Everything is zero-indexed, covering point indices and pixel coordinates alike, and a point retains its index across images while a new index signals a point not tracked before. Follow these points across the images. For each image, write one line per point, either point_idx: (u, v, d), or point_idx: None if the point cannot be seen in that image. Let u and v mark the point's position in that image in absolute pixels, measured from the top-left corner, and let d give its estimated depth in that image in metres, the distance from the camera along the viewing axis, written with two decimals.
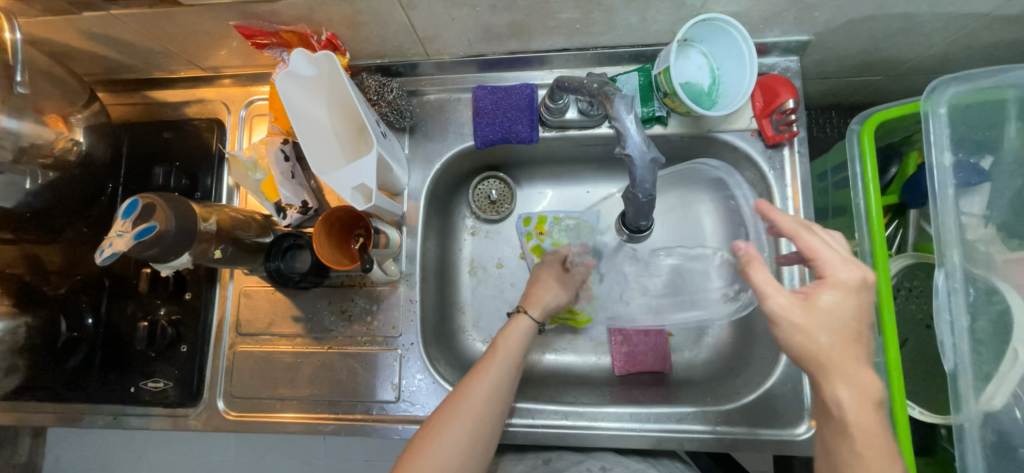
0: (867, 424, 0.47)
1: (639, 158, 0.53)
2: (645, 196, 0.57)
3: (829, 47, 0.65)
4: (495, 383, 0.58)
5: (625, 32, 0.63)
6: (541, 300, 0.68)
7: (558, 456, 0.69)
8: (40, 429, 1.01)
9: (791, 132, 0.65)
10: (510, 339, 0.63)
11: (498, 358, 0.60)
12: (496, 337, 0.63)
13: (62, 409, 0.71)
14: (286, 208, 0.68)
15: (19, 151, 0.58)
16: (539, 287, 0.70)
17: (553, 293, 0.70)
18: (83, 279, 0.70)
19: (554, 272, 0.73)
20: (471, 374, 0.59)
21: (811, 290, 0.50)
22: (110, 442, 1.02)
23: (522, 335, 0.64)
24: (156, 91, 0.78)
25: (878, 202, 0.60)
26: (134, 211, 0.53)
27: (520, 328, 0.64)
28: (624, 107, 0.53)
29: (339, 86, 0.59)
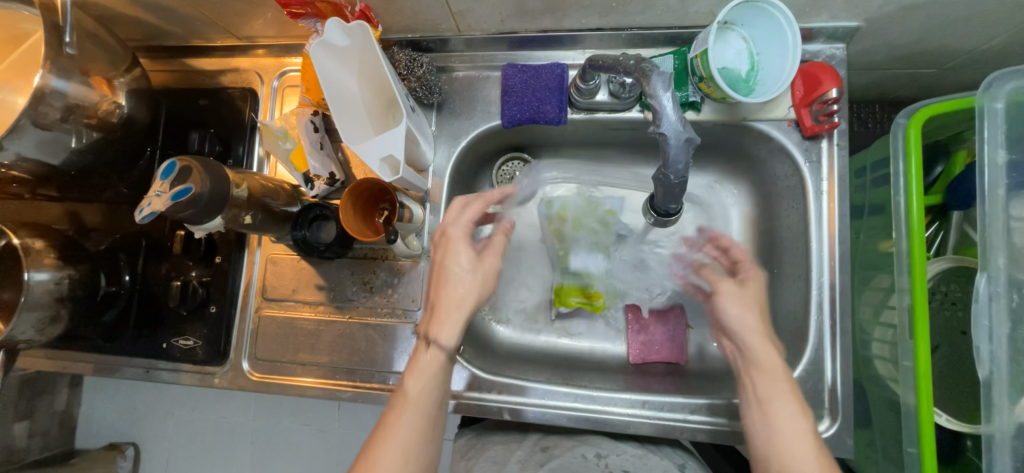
0: (792, 407, 0.51)
1: (675, 137, 0.51)
2: (676, 178, 0.55)
3: (879, 34, 0.62)
4: (412, 432, 0.51)
5: (663, 13, 0.61)
6: (453, 323, 0.55)
7: (555, 443, 0.69)
8: (76, 380, 1.07)
9: (832, 123, 0.62)
10: (418, 379, 0.54)
11: (409, 403, 0.53)
12: (404, 376, 0.55)
13: (101, 359, 0.75)
14: (315, 179, 0.69)
15: (66, 111, 0.60)
16: (448, 303, 0.56)
17: (465, 299, 0.56)
18: (122, 238, 0.74)
19: (461, 261, 0.58)
20: (379, 428, 0.52)
21: (749, 277, 0.60)
22: (142, 397, 1.08)
23: (432, 372, 0.55)
24: (192, 58, 0.79)
25: (921, 201, 0.57)
26: (171, 173, 0.55)
27: (428, 362, 0.55)
28: (660, 84, 0.51)
29: (371, 58, 0.59)
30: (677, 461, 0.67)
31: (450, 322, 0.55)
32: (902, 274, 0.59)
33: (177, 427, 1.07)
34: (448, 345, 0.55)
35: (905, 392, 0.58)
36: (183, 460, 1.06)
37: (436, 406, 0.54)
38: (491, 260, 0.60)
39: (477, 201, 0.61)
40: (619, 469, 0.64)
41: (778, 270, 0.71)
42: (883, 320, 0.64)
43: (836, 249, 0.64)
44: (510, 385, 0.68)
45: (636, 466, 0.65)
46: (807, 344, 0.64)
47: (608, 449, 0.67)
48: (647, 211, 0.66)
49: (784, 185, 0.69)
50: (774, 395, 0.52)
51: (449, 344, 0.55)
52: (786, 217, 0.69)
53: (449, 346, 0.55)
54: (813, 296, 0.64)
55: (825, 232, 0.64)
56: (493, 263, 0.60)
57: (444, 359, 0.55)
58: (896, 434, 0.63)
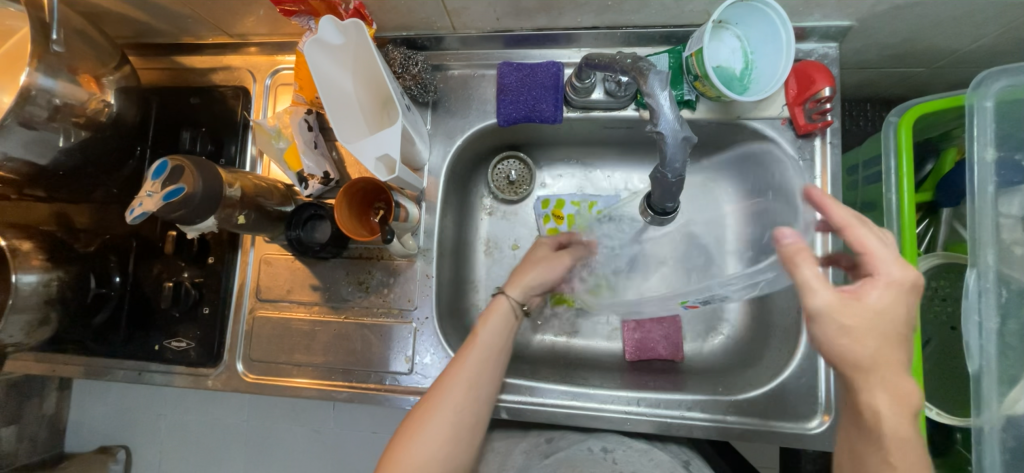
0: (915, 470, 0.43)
1: (672, 136, 0.51)
2: (673, 176, 0.55)
3: (871, 34, 0.62)
4: (477, 370, 0.59)
5: (658, 11, 0.61)
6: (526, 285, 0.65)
7: (560, 437, 0.69)
8: (64, 383, 1.06)
9: (826, 121, 0.63)
10: (489, 325, 0.62)
11: (477, 347, 0.60)
12: (477, 323, 0.62)
13: (90, 362, 0.74)
14: (309, 178, 0.68)
15: (55, 110, 0.59)
16: (523, 266, 0.67)
17: (536, 271, 0.66)
18: (111, 240, 0.72)
19: (545, 249, 0.69)
20: (453, 362, 0.60)
21: (856, 289, 0.46)
22: (133, 399, 1.06)
23: (503, 320, 0.62)
24: (183, 56, 0.78)
25: (912, 198, 0.58)
26: (163, 173, 0.54)
27: (499, 313, 0.62)
28: (658, 83, 0.50)
29: (366, 57, 0.59)
30: (681, 457, 0.67)
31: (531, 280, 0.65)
32: None
33: (169, 431, 1.05)
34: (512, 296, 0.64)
35: None
36: (175, 464, 1.05)
37: (502, 350, 0.61)
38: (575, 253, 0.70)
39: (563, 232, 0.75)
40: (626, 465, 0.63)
41: None
42: None
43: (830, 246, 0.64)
44: (507, 384, 0.68)
45: (641, 461, 0.64)
46: (801, 340, 0.64)
47: (614, 442, 0.67)
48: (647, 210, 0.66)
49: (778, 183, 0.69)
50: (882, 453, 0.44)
51: (518, 298, 0.64)
52: None
53: (513, 296, 0.64)
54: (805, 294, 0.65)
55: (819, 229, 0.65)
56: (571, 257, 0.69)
57: (511, 313, 0.63)
58: None
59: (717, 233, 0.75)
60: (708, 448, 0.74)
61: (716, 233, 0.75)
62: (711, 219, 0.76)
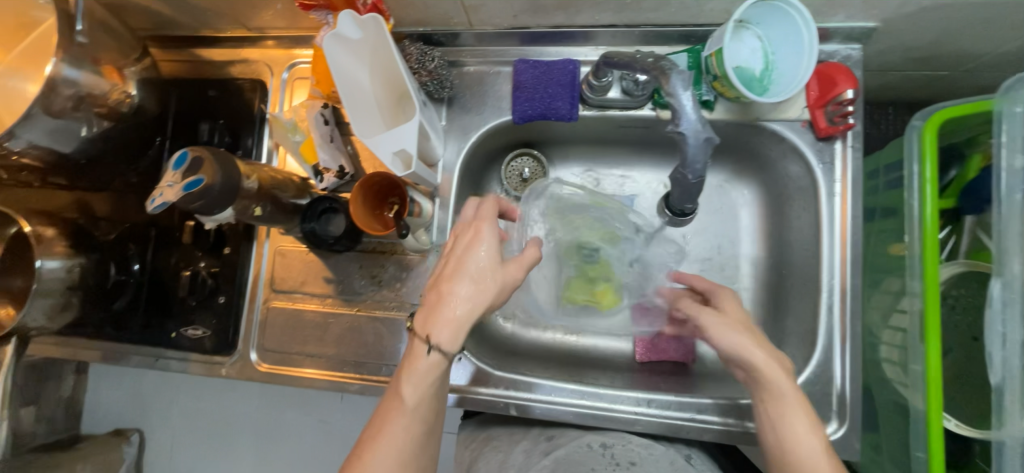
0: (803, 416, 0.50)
1: (694, 136, 0.50)
2: (694, 177, 0.55)
3: (897, 35, 0.61)
4: (406, 441, 0.51)
5: (678, 10, 0.60)
6: (453, 324, 0.51)
7: (561, 434, 0.68)
8: (82, 367, 1.09)
9: (847, 124, 0.61)
10: (414, 382, 0.51)
11: (404, 414, 0.51)
12: (399, 377, 0.52)
13: (107, 347, 0.75)
14: (324, 172, 0.70)
15: (78, 100, 0.60)
16: (454, 300, 0.51)
17: (476, 310, 0.51)
18: (132, 228, 0.73)
19: (484, 259, 0.53)
20: (375, 430, 0.51)
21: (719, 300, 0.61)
22: (146, 385, 1.09)
23: (428, 374, 0.51)
24: (202, 48, 0.79)
25: (935, 205, 0.57)
26: (183, 163, 0.55)
27: (424, 363, 0.51)
28: (680, 83, 0.50)
29: (384, 51, 0.59)
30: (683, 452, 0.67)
31: (457, 315, 0.51)
32: (913, 279, 0.59)
33: (180, 418, 1.08)
34: (448, 350, 0.51)
35: (914, 396, 0.58)
36: (185, 449, 1.08)
37: (432, 408, 0.53)
38: (512, 265, 0.55)
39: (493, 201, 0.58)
40: (624, 460, 0.63)
41: (787, 269, 0.71)
42: (892, 324, 0.64)
43: (848, 252, 0.63)
44: (517, 381, 0.68)
45: (642, 456, 0.64)
46: (817, 345, 0.63)
47: (615, 436, 0.66)
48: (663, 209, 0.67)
49: (795, 186, 0.68)
50: (786, 409, 0.51)
51: (448, 348, 0.51)
52: (798, 218, 0.69)
53: (450, 351, 0.51)
54: (823, 299, 0.64)
55: (837, 234, 0.64)
56: (516, 273, 0.55)
57: (442, 362, 0.51)
58: (903, 438, 0.62)
59: (732, 236, 0.77)
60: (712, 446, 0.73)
61: (732, 236, 0.77)
62: (727, 222, 0.77)
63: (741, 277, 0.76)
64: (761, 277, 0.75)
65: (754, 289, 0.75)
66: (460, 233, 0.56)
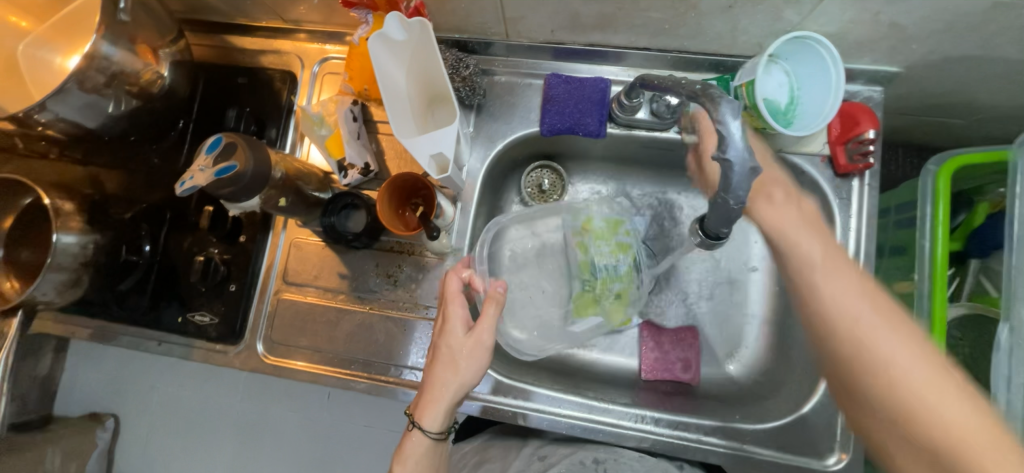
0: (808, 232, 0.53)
1: (741, 167, 0.42)
2: (736, 204, 0.45)
3: (916, 81, 0.64)
4: None
5: (712, 39, 0.62)
6: (433, 406, 0.56)
7: (552, 452, 0.69)
8: (62, 346, 1.06)
9: (867, 163, 0.63)
10: (404, 464, 0.56)
11: None
12: (393, 465, 0.57)
13: (100, 326, 0.75)
14: (348, 167, 0.69)
15: (112, 77, 0.60)
16: (426, 390, 0.56)
17: (449, 390, 0.56)
18: (146, 207, 0.72)
19: (451, 338, 0.57)
20: None
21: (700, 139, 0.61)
22: (129, 369, 1.06)
23: (416, 454, 0.56)
24: (233, 36, 0.79)
25: (946, 247, 0.59)
26: (216, 149, 0.55)
27: (411, 445, 0.56)
28: (730, 112, 0.42)
29: (425, 55, 0.60)
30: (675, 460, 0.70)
31: (430, 401, 0.56)
32: (921, 316, 0.60)
33: (160, 405, 1.05)
34: (433, 431, 0.56)
35: None
36: (163, 439, 1.05)
37: None
38: (472, 338, 0.57)
39: (449, 274, 0.61)
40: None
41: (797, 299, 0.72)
42: None
43: None
44: (525, 391, 0.68)
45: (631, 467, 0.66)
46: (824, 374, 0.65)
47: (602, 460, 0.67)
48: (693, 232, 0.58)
49: None
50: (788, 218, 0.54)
51: (433, 431, 0.56)
52: None
53: (433, 431, 0.56)
54: None
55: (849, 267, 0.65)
56: (485, 338, 0.57)
57: (424, 441, 0.56)
58: None
59: (742, 262, 0.79)
60: (697, 464, 0.74)
61: (742, 261, 0.79)
62: (738, 248, 0.79)
63: (749, 303, 0.78)
64: (770, 303, 0.76)
65: (763, 315, 0.77)
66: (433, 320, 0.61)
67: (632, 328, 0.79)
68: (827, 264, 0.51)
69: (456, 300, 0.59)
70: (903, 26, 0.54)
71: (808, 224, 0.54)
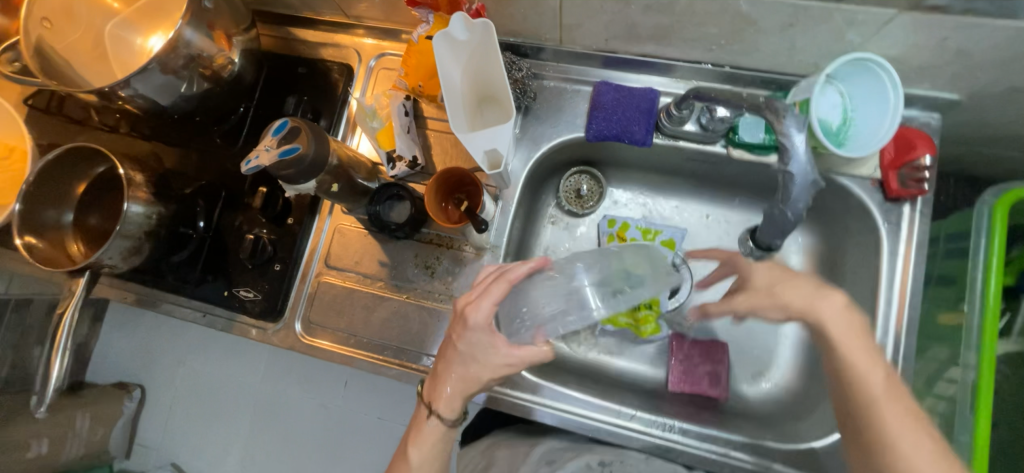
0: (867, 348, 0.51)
1: (803, 174, 0.57)
2: (793, 213, 0.60)
3: (977, 110, 0.62)
4: None
5: (767, 56, 0.63)
6: (449, 395, 0.57)
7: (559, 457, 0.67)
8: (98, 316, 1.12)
9: (921, 190, 0.62)
10: (421, 446, 0.58)
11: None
12: (408, 442, 0.59)
13: (147, 293, 0.79)
14: (397, 159, 0.72)
15: (189, 59, 0.64)
16: (445, 380, 0.57)
17: (466, 386, 0.57)
18: (204, 185, 0.76)
19: (477, 341, 0.56)
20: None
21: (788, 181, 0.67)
22: (158, 343, 1.11)
23: (432, 437, 0.58)
24: (296, 28, 0.83)
25: (999, 281, 0.59)
26: (283, 131, 0.58)
27: (426, 426, 0.58)
28: (794, 126, 0.58)
29: (484, 54, 0.62)
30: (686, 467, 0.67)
31: (447, 391, 0.57)
32: (968, 349, 0.60)
33: (185, 381, 1.09)
34: (447, 417, 0.58)
35: None
36: (184, 413, 1.08)
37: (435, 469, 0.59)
38: (502, 352, 0.56)
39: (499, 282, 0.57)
40: None
41: None
42: (936, 392, 0.64)
43: (908, 312, 0.63)
44: (553, 391, 0.69)
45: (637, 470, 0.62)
46: None
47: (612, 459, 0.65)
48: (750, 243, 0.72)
49: (855, 241, 0.69)
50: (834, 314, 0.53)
51: (448, 417, 0.57)
52: (853, 273, 0.69)
53: (449, 419, 0.58)
54: None
55: (894, 294, 0.64)
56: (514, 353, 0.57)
57: (439, 427, 0.58)
58: None
59: None
60: None
61: None
62: (776, 267, 0.78)
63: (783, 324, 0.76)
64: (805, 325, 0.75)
65: (796, 338, 0.75)
66: (455, 326, 0.58)
67: (661, 339, 0.79)
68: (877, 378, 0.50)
69: (490, 309, 0.56)
70: (970, 53, 0.54)
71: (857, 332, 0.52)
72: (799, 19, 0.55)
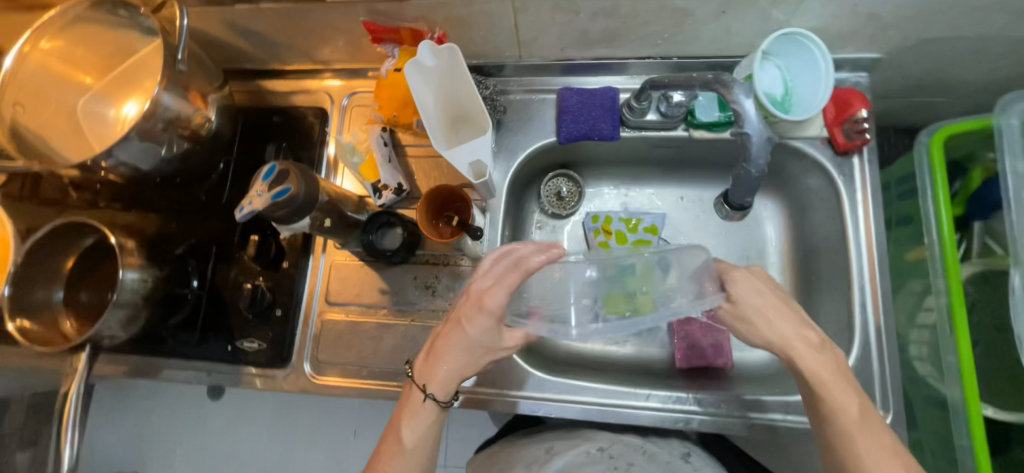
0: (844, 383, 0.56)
1: (758, 136, 0.60)
2: (756, 171, 0.63)
3: (897, 65, 0.70)
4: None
5: (708, 44, 0.69)
6: (445, 376, 0.61)
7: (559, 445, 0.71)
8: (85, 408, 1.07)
9: (863, 140, 0.68)
10: (412, 423, 0.60)
11: (401, 450, 0.59)
12: (398, 419, 0.61)
13: (143, 362, 0.77)
14: (383, 189, 0.75)
15: (168, 122, 0.66)
16: (443, 361, 0.61)
17: (461, 370, 0.62)
18: (194, 244, 0.76)
19: (479, 329, 0.61)
20: (377, 456, 0.60)
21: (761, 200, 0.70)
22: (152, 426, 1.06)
23: (423, 416, 0.61)
24: (265, 81, 0.86)
25: (949, 210, 0.64)
26: (271, 175, 0.60)
27: (420, 407, 0.61)
28: (742, 92, 0.60)
29: (453, 77, 0.66)
30: (682, 451, 0.72)
31: (444, 372, 0.61)
32: (937, 277, 0.65)
33: (186, 460, 1.05)
34: (442, 399, 0.61)
35: (950, 389, 0.63)
36: None
37: (426, 451, 0.61)
38: (506, 339, 0.64)
39: (511, 271, 0.61)
40: (624, 462, 0.68)
41: (816, 276, 0.76)
42: (920, 322, 0.69)
43: (877, 252, 0.68)
44: (570, 384, 0.71)
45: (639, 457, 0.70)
46: (854, 341, 0.67)
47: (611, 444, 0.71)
48: (722, 204, 0.81)
49: (818, 197, 0.74)
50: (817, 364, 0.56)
51: (440, 395, 0.61)
52: (823, 227, 0.74)
53: (443, 400, 0.61)
54: (856, 296, 0.68)
55: (862, 237, 0.69)
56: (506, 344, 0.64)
57: (433, 409, 0.61)
58: (942, 428, 0.66)
59: (760, 247, 0.82)
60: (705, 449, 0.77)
61: (759, 246, 0.82)
62: (755, 234, 0.82)
63: None
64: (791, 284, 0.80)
65: None
66: (468, 308, 0.61)
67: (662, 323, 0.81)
68: (853, 412, 0.55)
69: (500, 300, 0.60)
70: (880, 15, 0.61)
71: (839, 374, 0.56)
72: (729, 6, 0.61)
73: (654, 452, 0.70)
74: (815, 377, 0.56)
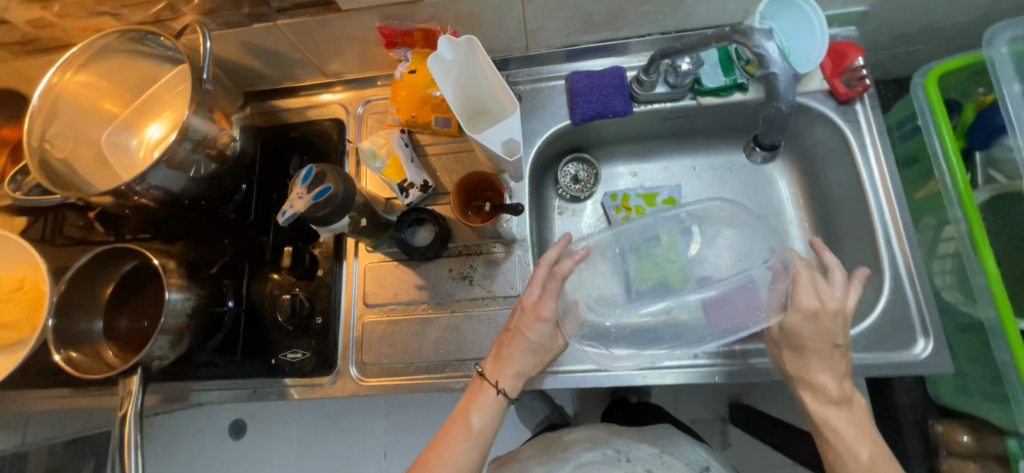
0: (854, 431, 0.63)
1: (784, 74, 0.66)
2: (786, 107, 0.69)
3: (884, 16, 0.74)
4: (461, 462, 0.62)
5: (705, 15, 0.73)
6: (513, 372, 0.66)
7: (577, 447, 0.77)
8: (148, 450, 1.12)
9: (864, 86, 0.72)
10: (480, 410, 0.64)
11: (468, 436, 0.63)
12: (466, 408, 0.65)
13: (182, 387, 0.76)
14: (410, 187, 0.76)
15: (197, 144, 0.67)
16: (511, 359, 0.66)
17: (524, 373, 0.66)
18: (227, 262, 0.77)
19: (539, 332, 0.67)
20: (435, 447, 0.64)
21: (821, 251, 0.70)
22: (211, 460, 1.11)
23: (490, 407, 0.64)
24: (279, 100, 0.88)
25: (953, 140, 0.68)
26: (309, 178, 0.62)
27: (491, 398, 0.65)
28: (762, 37, 0.65)
29: (472, 68, 0.68)
30: (701, 464, 0.77)
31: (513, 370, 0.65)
32: (953, 206, 0.68)
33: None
34: (512, 395, 0.65)
35: (985, 311, 0.65)
36: None
37: (488, 439, 0.65)
38: (559, 339, 0.69)
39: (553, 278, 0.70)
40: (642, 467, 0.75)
41: (834, 222, 0.79)
42: (941, 253, 0.72)
43: (892, 190, 0.71)
44: (616, 353, 0.73)
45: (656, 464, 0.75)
46: (885, 275, 0.69)
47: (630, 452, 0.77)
48: (751, 145, 0.84)
49: (827, 148, 0.78)
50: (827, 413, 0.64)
51: (508, 388, 0.65)
52: (835, 175, 0.78)
53: (512, 394, 0.65)
54: (879, 233, 0.71)
55: (876, 178, 0.72)
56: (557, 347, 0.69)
57: (502, 402, 0.65)
58: (982, 347, 0.68)
59: (776, 204, 0.85)
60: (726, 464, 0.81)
61: (774, 204, 0.85)
62: (767, 194, 0.86)
63: (791, 240, 0.84)
64: (810, 234, 0.83)
65: (808, 250, 0.83)
66: (526, 317, 0.67)
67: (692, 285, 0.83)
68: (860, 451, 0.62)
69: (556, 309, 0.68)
70: None
71: (856, 427, 0.63)
72: None
73: (672, 462, 0.76)
74: (825, 424, 0.64)
